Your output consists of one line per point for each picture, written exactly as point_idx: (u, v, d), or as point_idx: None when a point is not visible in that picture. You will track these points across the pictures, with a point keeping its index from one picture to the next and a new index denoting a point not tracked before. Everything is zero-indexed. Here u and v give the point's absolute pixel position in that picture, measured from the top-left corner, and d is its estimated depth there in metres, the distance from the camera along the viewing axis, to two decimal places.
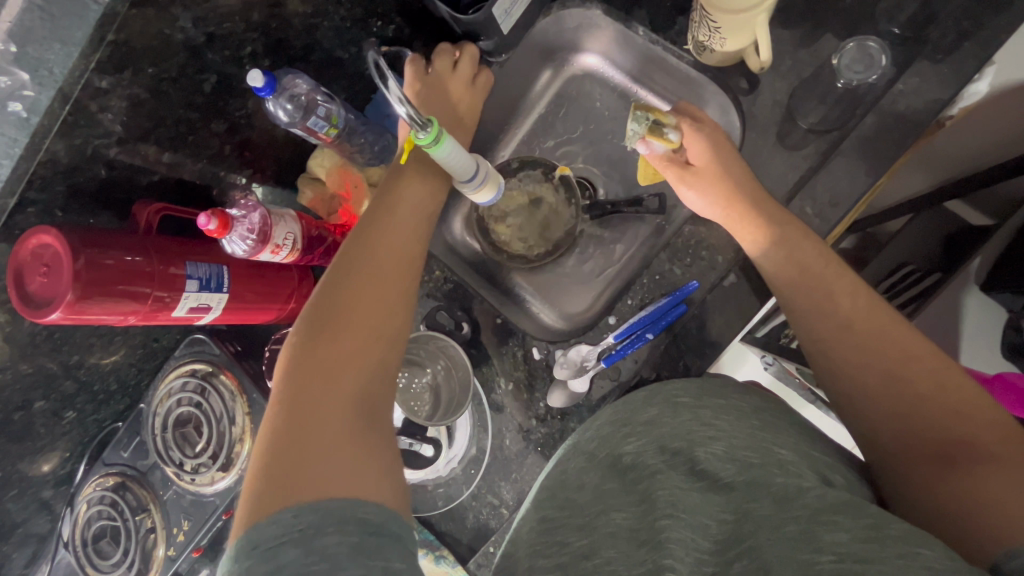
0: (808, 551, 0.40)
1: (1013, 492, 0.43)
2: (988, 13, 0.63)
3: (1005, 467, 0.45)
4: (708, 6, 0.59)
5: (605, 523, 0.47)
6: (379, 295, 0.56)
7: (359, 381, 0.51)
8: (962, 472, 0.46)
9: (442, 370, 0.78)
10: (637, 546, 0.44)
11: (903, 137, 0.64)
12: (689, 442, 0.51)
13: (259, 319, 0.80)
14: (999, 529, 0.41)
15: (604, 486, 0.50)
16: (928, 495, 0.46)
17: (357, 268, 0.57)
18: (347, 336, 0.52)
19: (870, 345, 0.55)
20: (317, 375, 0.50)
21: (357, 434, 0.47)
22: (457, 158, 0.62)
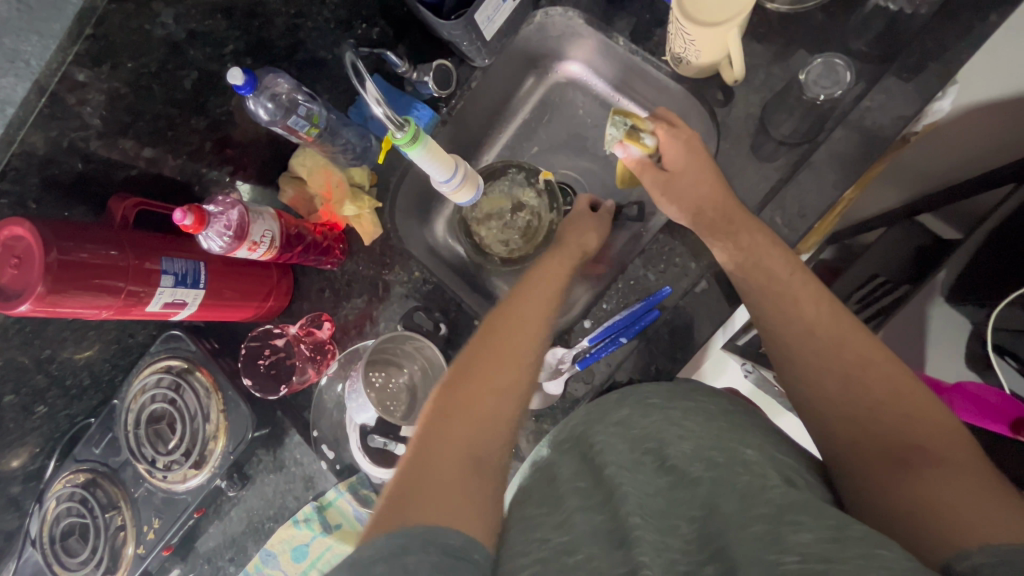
0: (774, 552, 0.41)
1: (958, 493, 0.44)
2: (952, 34, 0.65)
3: (954, 472, 0.46)
4: (682, 19, 0.61)
5: (577, 523, 0.46)
6: (505, 356, 0.60)
7: (482, 431, 0.54)
8: (915, 475, 0.47)
9: (419, 371, 0.79)
10: (614, 547, 0.44)
11: (870, 152, 0.66)
12: (659, 443, 0.53)
13: (235, 316, 0.79)
14: (951, 532, 0.42)
15: (575, 485, 0.50)
16: (882, 498, 0.48)
17: (506, 331, 0.62)
18: (471, 391, 0.56)
19: (831, 351, 0.57)
20: (459, 419, 0.54)
21: (472, 474, 0.50)
22: (434, 156, 0.63)
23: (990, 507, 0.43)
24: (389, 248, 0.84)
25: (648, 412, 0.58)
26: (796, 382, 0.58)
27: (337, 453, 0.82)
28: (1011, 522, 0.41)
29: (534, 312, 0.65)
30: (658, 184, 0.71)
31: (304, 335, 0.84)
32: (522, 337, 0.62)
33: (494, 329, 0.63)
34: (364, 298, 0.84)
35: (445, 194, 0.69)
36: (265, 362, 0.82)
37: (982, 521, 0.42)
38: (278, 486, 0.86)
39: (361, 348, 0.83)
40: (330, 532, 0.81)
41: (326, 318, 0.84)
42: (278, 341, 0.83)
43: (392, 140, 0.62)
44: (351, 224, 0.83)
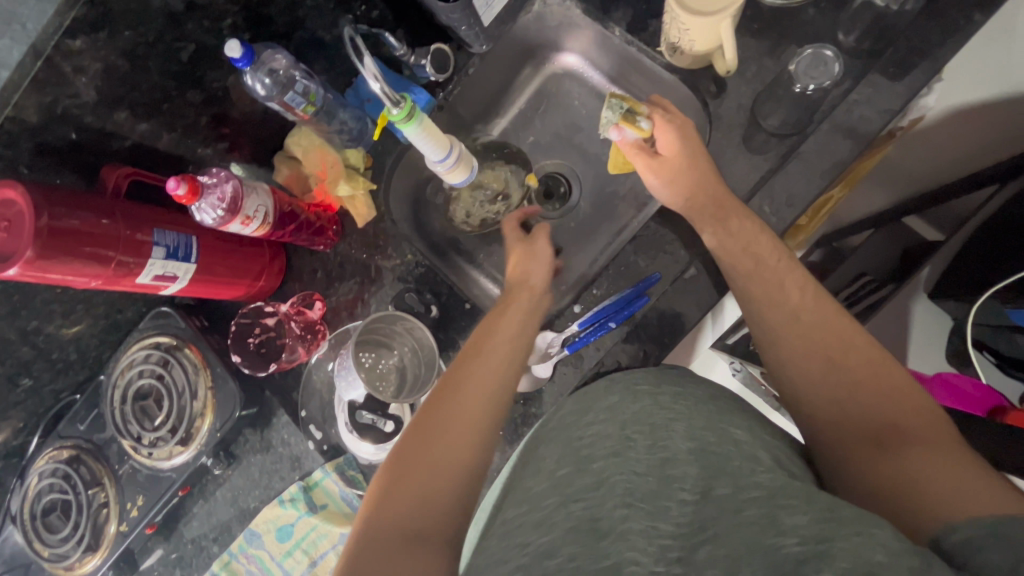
0: (770, 536, 0.41)
1: (939, 467, 0.45)
2: (938, 32, 0.66)
3: (934, 449, 0.47)
4: (677, 7, 0.62)
5: (564, 517, 0.47)
6: (464, 404, 0.55)
7: (438, 493, 0.49)
8: (895, 453, 0.48)
9: (409, 352, 0.79)
10: (597, 539, 0.44)
11: (857, 145, 0.67)
12: (652, 426, 0.55)
13: (227, 293, 0.80)
14: (933, 506, 0.42)
15: (558, 472, 0.53)
16: (864, 481, 0.48)
17: (483, 360, 0.59)
18: (427, 448, 0.51)
19: (815, 335, 0.58)
20: (420, 471, 0.50)
21: (427, 540, 0.46)
22: (429, 133, 0.65)
23: (971, 479, 0.43)
24: (382, 231, 0.84)
25: (637, 398, 0.60)
26: (782, 367, 0.59)
27: (325, 434, 0.82)
28: (992, 492, 0.41)
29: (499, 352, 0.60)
30: (649, 167, 0.72)
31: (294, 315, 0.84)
32: (484, 381, 0.57)
33: (456, 374, 0.58)
34: (356, 280, 0.85)
35: (439, 173, 0.71)
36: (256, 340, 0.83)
37: (963, 493, 0.42)
38: (265, 466, 0.86)
39: (353, 328, 0.84)
40: (315, 511, 0.82)
41: (318, 298, 0.85)
42: (269, 320, 0.84)
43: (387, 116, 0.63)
44: (344, 205, 0.84)
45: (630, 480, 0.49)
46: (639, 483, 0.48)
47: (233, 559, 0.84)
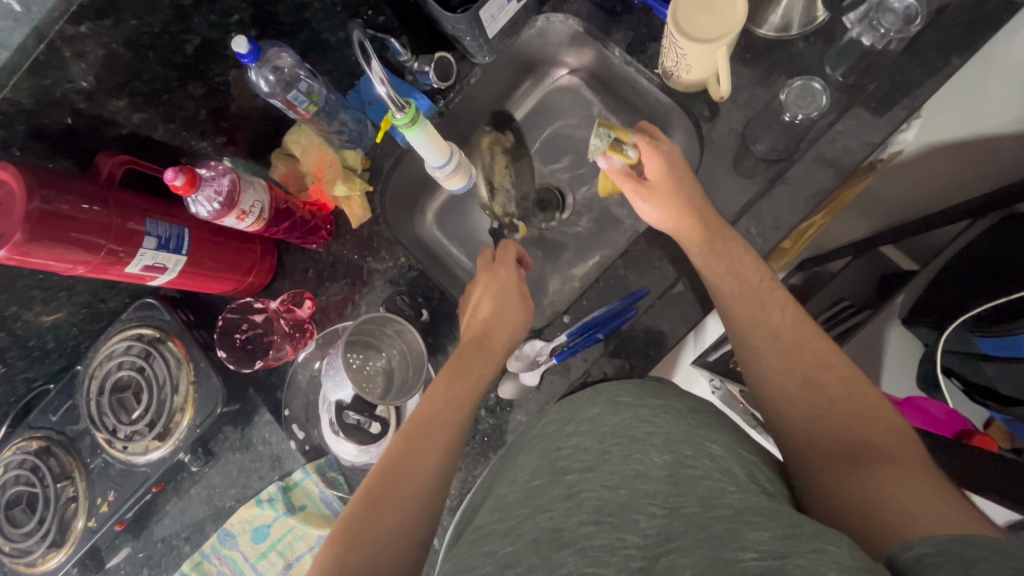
0: (732, 551, 0.44)
1: (904, 485, 0.47)
2: (919, 72, 0.70)
3: (900, 468, 0.49)
4: (677, 33, 0.65)
5: (529, 527, 0.52)
6: (424, 444, 0.60)
7: (399, 530, 0.53)
8: (863, 471, 0.50)
9: (398, 355, 0.79)
10: (557, 548, 0.48)
11: (839, 175, 0.70)
12: (629, 439, 0.57)
13: (215, 287, 0.79)
14: (895, 523, 0.44)
15: (532, 484, 0.57)
16: (830, 496, 0.50)
17: (418, 440, 0.60)
18: (392, 487, 0.56)
19: (793, 354, 0.60)
20: (384, 510, 0.54)
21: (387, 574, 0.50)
22: (431, 140, 0.66)
23: (930, 497, 0.45)
24: (375, 234, 0.85)
25: (618, 409, 0.61)
26: (760, 385, 0.61)
27: (308, 434, 0.81)
28: (949, 510, 0.43)
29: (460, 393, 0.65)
30: (636, 190, 0.74)
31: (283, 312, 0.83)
32: (445, 423, 0.62)
33: (419, 415, 0.63)
34: (346, 279, 0.85)
35: (438, 178, 0.73)
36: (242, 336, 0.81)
37: (923, 510, 0.44)
38: (244, 465, 0.85)
39: (342, 328, 0.83)
40: (294, 512, 0.80)
41: (307, 296, 0.85)
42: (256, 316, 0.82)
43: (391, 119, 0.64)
44: (339, 205, 0.84)
45: (601, 495, 0.52)
46: (608, 501, 0.52)
47: (205, 559, 0.82)
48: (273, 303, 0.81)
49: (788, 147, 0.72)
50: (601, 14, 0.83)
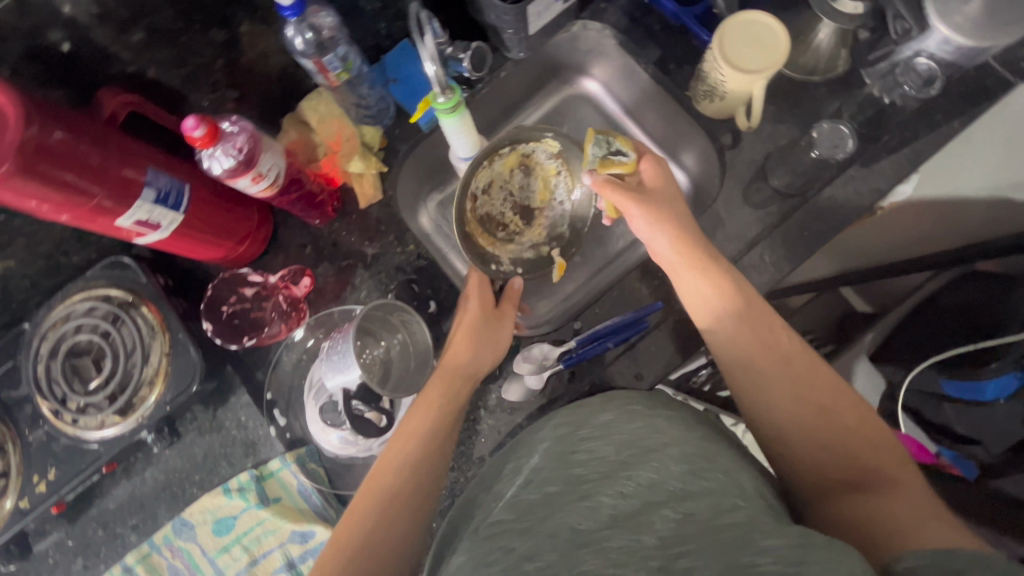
0: (748, 555, 0.44)
1: (911, 510, 0.48)
2: (925, 129, 0.75)
3: (903, 493, 0.51)
4: (723, 61, 0.67)
5: (546, 526, 0.51)
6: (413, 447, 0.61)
7: (395, 527, 0.56)
8: (869, 497, 0.51)
9: (398, 344, 0.76)
10: (575, 547, 0.48)
11: (848, 215, 0.75)
12: (643, 449, 0.57)
13: (204, 252, 0.72)
14: (898, 538, 0.45)
15: (547, 489, 0.56)
16: (839, 516, 0.51)
17: (400, 456, 0.61)
18: (384, 490, 0.58)
19: (799, 379, 0.61)
20: (380, 510, 0.57)
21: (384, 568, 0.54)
22: (464, 131, 0.65)
23: (930, 518, 0.47)
24: (385, 217, 0.82)
25: (633, 418, 0.62)
26: (765, 409, 0.62)
27: (290, 421, 0.76)
28: (946, 528, 0.45)
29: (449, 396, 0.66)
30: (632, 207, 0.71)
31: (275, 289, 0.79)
32: (435, 427, 0.63)
33: (409, 420, 0.64)
34: (349, 261, 0.81)
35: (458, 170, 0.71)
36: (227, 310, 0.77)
37: (923, 529, 0.45)
38: (211, 449, 0.77)
39: (338, 313, 0.80)
40: (266, 504, 0.74)
41: (306, 273, 0.79)
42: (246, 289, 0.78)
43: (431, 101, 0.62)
44: (349, 181, 0.80)
45: (616, 502, 0.52)
46: (623, 506, 0.51)
47: (154, 551, 0.74)
48: (269, 278, 0.78)
49: (800, 183, 0.75)
50: (637, 30, 0.84)
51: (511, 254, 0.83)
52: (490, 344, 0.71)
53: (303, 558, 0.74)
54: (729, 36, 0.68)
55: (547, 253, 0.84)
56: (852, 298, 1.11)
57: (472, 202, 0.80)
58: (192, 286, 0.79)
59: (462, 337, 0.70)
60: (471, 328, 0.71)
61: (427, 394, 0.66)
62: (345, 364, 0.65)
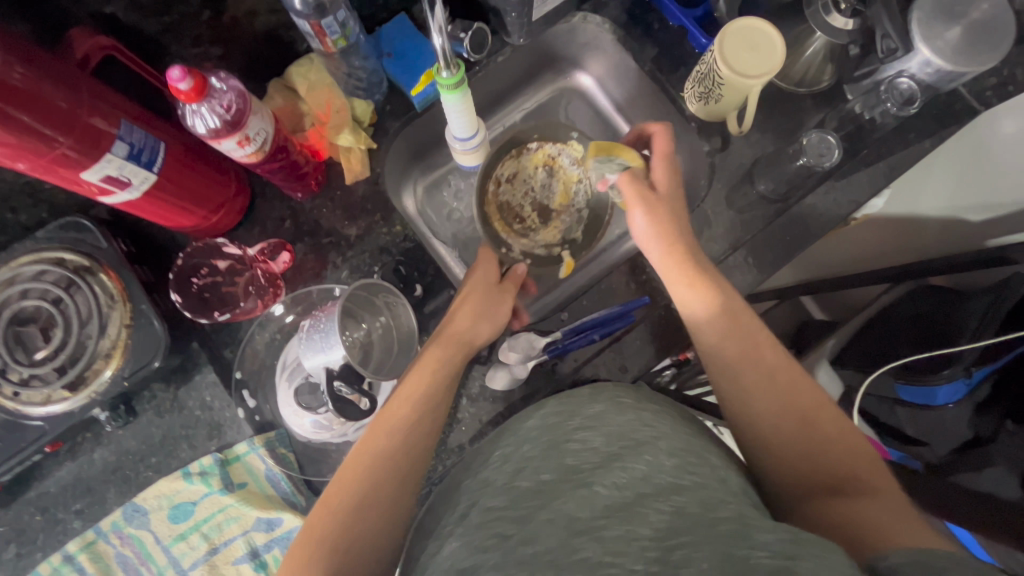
0: (743, 549, 0.46)
1: (890, 515, 0.49)
2: (899, 147, 0.79)
3: (881, 498, 0.51)
4: (723, 64, 0.68)
5: (544, 513, 0.52)
6: (390, 433, 0.60)
7: (368, 515, 0.55)
8: (847, 501, 0.52)
9: (381, 327, 0.73)
10: (572, 535, 0.49)
11: (824, 224, 0.79)
12: (635, 441, 0.59)
13: (171, 217, 0.67)
14: (877, 539, 0.46)
15: (540, 477, 0.56)
16: (818, 518, 0.52)
17: (376, 440, 0.59)
18: (359, 477, 0.57)
19: (782, 392, 0.63)
20: (352, 498, 0.56)
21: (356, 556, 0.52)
22: (460, 113, 0.61)
23: (909, 523, 0.47)
24: (372, 195, 0.79)
25: (622, 411, 0.64)
26: (748, 419, 0.63)
27: (260, 403, 0.73)
28: (923, 532, 0.46)
29: (433, 381, 0.64)
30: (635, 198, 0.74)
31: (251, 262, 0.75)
32: (414, 412, 0.62)
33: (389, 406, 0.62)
34: (331, 239, 0.78)
35: (453, 149, 0.69)
36: (197, 283, 0.73)
37: (899, 531, 0.46)
38: (170, 431, 0.72)
39: (315, 292, 0.77)
40: (231, 490, 0.70)
41: (285, 248, 0.76)
42: (219, 262, 0.74)
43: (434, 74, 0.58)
44: (335, 155, 0.77)
45: (609, 494, 0.53)
46: (616, 498, 0.52)
47: (101, 538, 0.69)
48: (246, 251, 0.74)
49: (784, 189, 0.78)
50: (636, 28, 0.85)
51: (522, 247, 0.83)
52: (485, 314, 0.70)
53: (267, 548, 0.70)
54: (728, 40, 0.69)
55: (556, 251, 0.83)
56: (811, 307, 1.23)
57: (493, 188, 0.82)
58: (157, 256, 0.74)
59: (465, 312, 0.70)
60: (479, 299, 0.71)
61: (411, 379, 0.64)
62: (327, 346, 0.62)
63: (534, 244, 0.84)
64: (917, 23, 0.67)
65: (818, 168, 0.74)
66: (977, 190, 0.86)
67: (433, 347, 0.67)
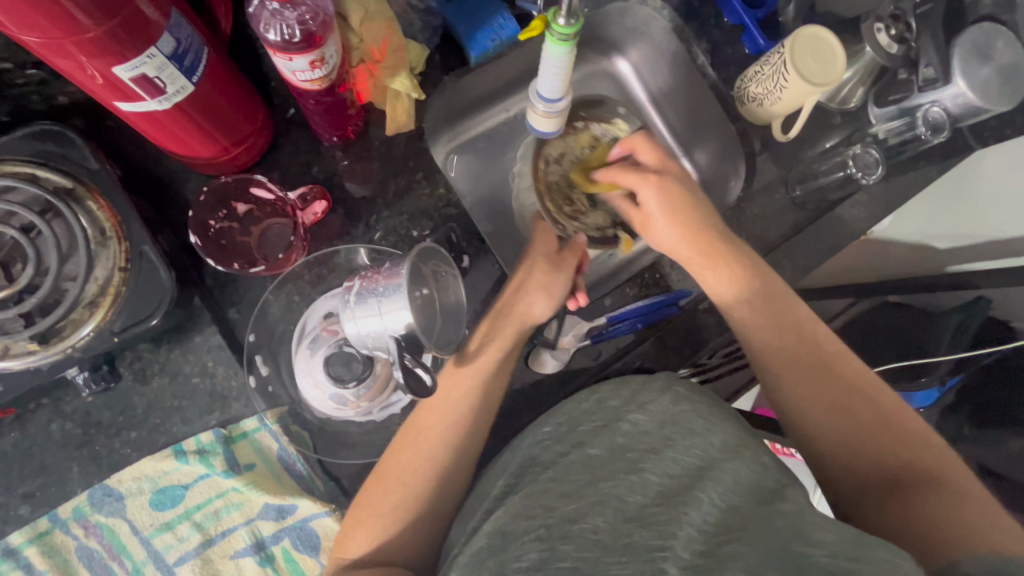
0: (800, 545, 0.46)
1: (946, 504, 0.53)
2: (918, 171, 0.84)
3: (936, 485, 0.55)
4: (792, 66, 0.70)
5: (592, 492, 0.54)
6: (436, 422, 0.61)
7: (423, 494, 0.59)
8: (905, 492, 0.56)
9: (421, 300, 0.59)
10: (622, 520, 0.51)
11: (844, 237, 0.84)
12: (689, 430, 0.59)
13: (187, 140, 0.55)
14: (943, 536, 0.50)
15: (589, 453, 0.59)
16: (883, 511, 0.56)
17: (428, 429, 0.60)
18: (409, 456, 0.60)
19: (825, 386, 0.65)
20: (400, 478, 0.59)
21: (416, 526, 0.58)
22: (560, 67, 0.62)
23: (960, 512, 0.52)
24: (413, 152, 0.71)
25: (676, 401, 0.63)
26: (795, 415, 0.66)
27: (274, 373, 0.64)
28: (979, 522, 0.50)
29: (480, 369, 0.62)
30: (642, 225, 0.72)
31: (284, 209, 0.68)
32: (460, 405, 0.61)
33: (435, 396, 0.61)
34: (363, 195, 0.69)
35: (535, 109, 0.70)
36: (217, 225, 0.66)
37: (963, 526, 0.50)
38: (156, 400, 0.60)
39: (342, 252, 0.68)
40: (235, 473, 0.61)
41: (323, 197, 0.67)
42: (240, 206, 0.68)
43: (549, 18, 0.58)
44: (380, 102, 0.68)
45: (664, 478, 0.55)
46: (670, 484, 0.55)
47: (58, 528, 0.57)
48: (280, 194, 0.66)
49: (808, 195, 0.83)
50: (693, 20, 0.85)
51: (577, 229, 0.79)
52: (536, 292, 0.65)
53: (275, 538, 0.63)
54: (797, 45, 0.71)
55: (611, 232, 0.81)
56: None
57: (540, 168, 0.81)
58: (167, 199, 0.65)
59: (517, 293, 0.65)
60: (529, 276, 0.66)
61: (461, 371, 0.62)
62: (387, 309, 0.57)
63: (588, 225, 0.80)
64: (957, 57, 0.73)
65: (861, 179, 0.80)
66: (951, 221, 1.00)
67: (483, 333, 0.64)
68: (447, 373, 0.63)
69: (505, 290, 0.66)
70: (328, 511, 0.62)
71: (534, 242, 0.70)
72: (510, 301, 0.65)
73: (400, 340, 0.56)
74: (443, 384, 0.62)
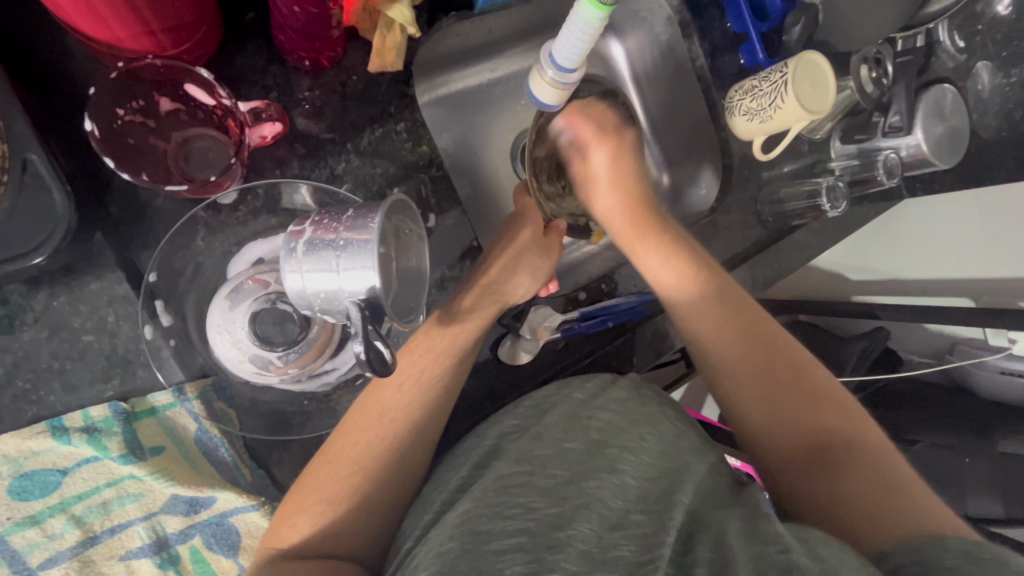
0: (758, 545, 0.44)
1: (872, 485, 0.50)
2: (864, 209, 0.91)
3: (862, 463, 0.52)
4: (795, 88, 0.71)
5: (576, 494, 0.49)
6: (395, 398, 0.53)
7: (381, 481, 0.52)
8: (833, 472, 0.52)
9: (387, 256, 0.47)
10: (607, 529, 0.47)
11: (794, 259, 0.88)
12: (657, 429, 0.56)
13: (107, 16, 0.42)
14: (870, 524, 0.48)
15: (565, 447, 0.53)
16: (812, 494, 0.52)
17: (393, 409, 0.53)
18: (363, 436, 0.52)
19: (750, 355, 0.60)
20: (353, 460, 0.52)
21: (370, 515, 0.52)
22: (587, 33, 0.56)
23: (886, 494, 0.49)
24: (397, 94, 0.60)
25: (645, 403, 0.58)
26: (721, 390, 0.61)
27: (183, 338, 0.55)
28: (907, 506, 0.48)
29: (453, 343, 0.56)
30: (585, 184, 0.68)
31: (225, 123, 0.56)
32: (430, 382, 0.55)
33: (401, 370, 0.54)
34: (326, 133, 0.58)
35: (541, 73, 0.62)
36: (125, 117, 0.53)
37: (890, 514, 0.48)
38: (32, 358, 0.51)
39: (282, 187, 0.57)
40: (133, 458, 0.51)
41: (279, 119, 0.55)
42: (164, 101, 0.55)
43: None
44: (368, 32, 0.58)
45: (642, 482, 0.51)
46: (648, 488, 0.51)
47: None
48: (225, 102, 0.53)
49: (775, 216, 0.85)
50: (696, 19, 0.83)
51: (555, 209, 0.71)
52: (524, 275, 0.60)
53: (183, 537, 0.52)
54: (799, 68, 0.72)
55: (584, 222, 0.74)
56: None
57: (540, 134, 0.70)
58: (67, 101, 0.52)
59: (501, 276, 0.59)
60: (518, 257, 0.60)
61: (430, 341, 0.55)
62: (346, 267, 0.45)
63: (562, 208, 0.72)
64: (921, 111, 0.80)
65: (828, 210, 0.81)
66: (865, 258, 1.11)
67: (462, 309, 0.57)
68: (413, 342, 0.55)
69: (484, 263, 0.60)
70: (255, 505, 0.53)
71: (521, 219, 0.63)
72: (499, 275, 0.59)
73: (363, 309, 0.43)
74: (405, 357, 0.55)
